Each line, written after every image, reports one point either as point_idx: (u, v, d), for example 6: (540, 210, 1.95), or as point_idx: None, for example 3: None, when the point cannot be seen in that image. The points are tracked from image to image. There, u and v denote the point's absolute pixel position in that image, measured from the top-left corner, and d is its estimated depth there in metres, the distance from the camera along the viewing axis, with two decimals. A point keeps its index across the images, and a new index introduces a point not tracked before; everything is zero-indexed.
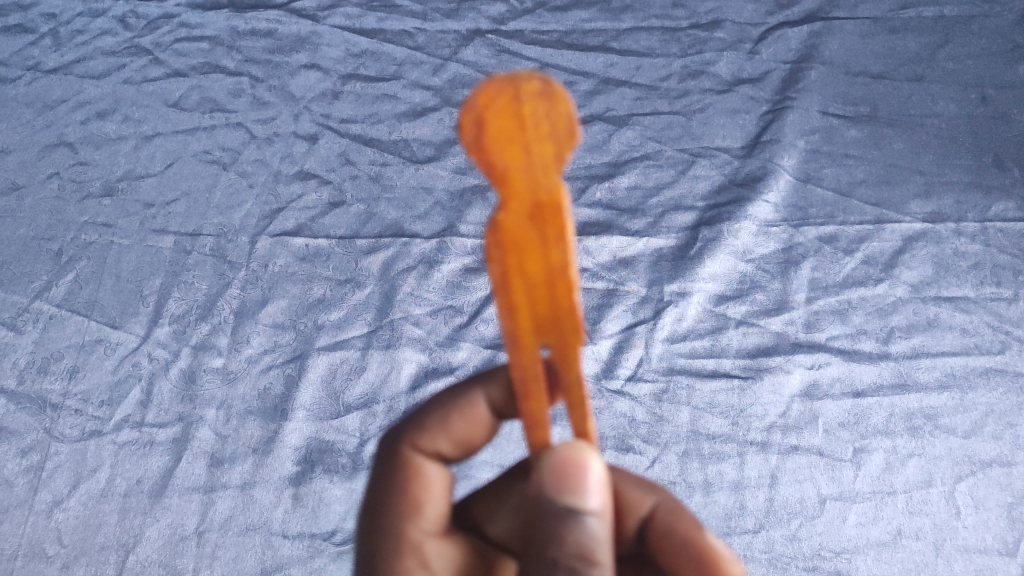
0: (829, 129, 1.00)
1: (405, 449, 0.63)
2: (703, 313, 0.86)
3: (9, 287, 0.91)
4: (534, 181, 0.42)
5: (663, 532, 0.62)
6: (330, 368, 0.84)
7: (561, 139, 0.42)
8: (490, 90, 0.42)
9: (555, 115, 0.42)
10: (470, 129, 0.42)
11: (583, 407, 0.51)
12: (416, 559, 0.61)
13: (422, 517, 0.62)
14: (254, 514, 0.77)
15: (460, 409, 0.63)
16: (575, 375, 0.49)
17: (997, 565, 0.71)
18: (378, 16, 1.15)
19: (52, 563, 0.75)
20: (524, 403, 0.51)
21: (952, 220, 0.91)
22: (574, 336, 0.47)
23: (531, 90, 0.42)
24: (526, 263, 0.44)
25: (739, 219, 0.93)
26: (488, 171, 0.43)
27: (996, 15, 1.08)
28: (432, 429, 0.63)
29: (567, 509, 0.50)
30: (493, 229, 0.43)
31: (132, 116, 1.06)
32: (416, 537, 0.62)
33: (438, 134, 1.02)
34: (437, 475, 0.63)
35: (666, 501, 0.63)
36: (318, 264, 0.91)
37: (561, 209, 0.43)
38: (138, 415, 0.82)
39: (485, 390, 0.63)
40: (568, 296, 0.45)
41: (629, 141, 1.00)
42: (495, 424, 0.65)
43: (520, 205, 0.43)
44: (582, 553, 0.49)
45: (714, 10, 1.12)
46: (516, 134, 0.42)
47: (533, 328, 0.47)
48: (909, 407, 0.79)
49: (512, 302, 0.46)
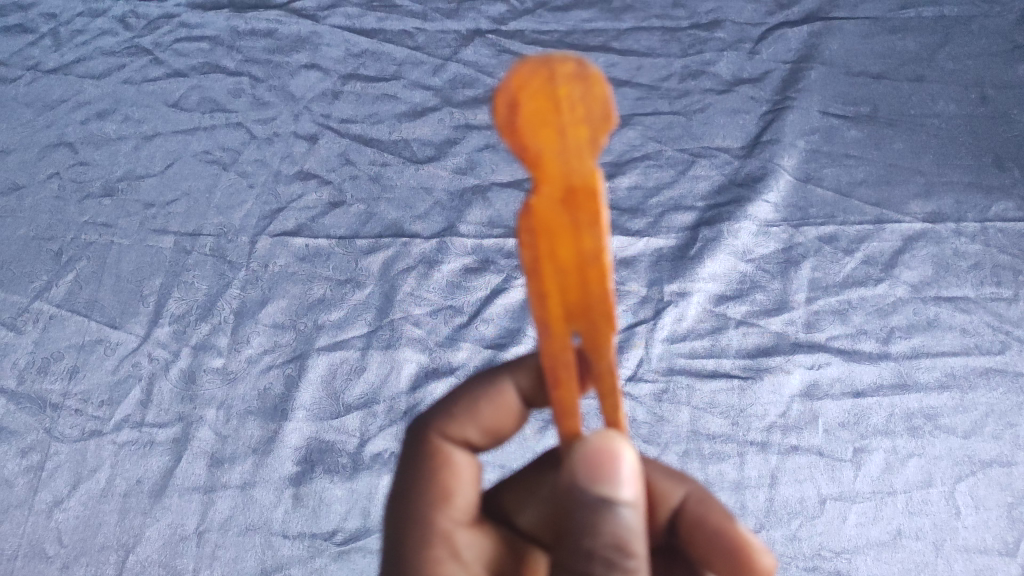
0: (829, 129, 1.00)
1: (434, 437, 0.63)
2: (703, 313, 0.86)
3: (9, 286, 0.91)
4: (567, 165, 0.42)
5: (694, 523, 0.62)
6: (330, 368, 0.84)
7: (596, 122, 0.42)
8: (523, 72, 0.41)
9: (590, 97, 0.42)
10: (503, 111, 0.42)
11: (613, 396, 0.51)
12: (445, 549, 0.60)
13: (451, 505, 0.62)
14: (254, 514, 0.77)
15: (488, 396, 0.64)
16: (606, 363, 0.49)
17: (997, 565, 0.71)
18: (378, 16, 1.15)
19: (52, 563, 0.75)
20: (554, 391, 0.51)
21: (952, 220, 0.91)
22: (606, 324, 0.46)
23: (566, 72, 0.41)
24: (558, 249, 0.44)
25: (740, 220, 0.93)
26: (521, 154, 0.43)
27: (996, 15, 1.08)
28: (462, 417, 0.64)
29: (600, 499, 0.50)
30: (524, 213, 0.43)
31: (132, 116, 1.05)
32: (446, 527, 0.61)
33: (438, 134, 1.02)
34: (466, 463, 0.63)
35: (695, 491, 0.63)
36: (318, 264, 0.91)
37: (595, 193, 0.42)
38: (138, 415, 0.82)
39: (514, 377, 0.65)
40: (600, 282, 0.45)
41: (629, 141, 1.00)
42: (523, 413, 0.66)
43: (553, 188, 0.43)
44: (617, 543, 0.48)
45: (714, 10, 1.12)
46: (550, 117, 0.42)
47: (564, 315, 0.47)
48: (909, 406, 0.79)
49: (543, 287, 0.46)
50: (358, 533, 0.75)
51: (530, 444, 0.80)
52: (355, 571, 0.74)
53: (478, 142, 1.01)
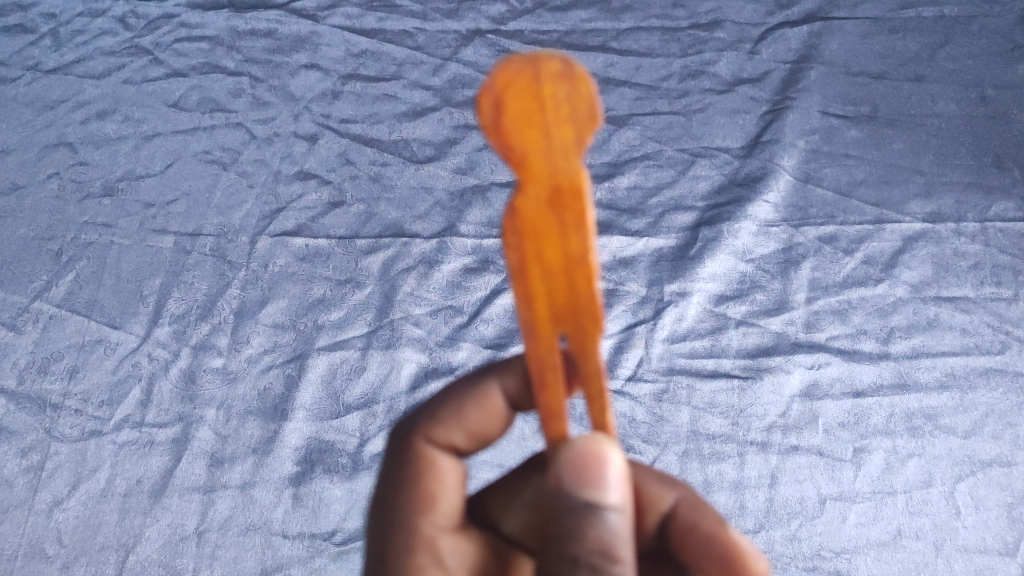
0: (829, 129, 1.00)
1: (418, 441, 0.63)
2: (703, 313, 0.86)
3: (9, 286, 0.91)
4: (553, 164, 0.42)
5: (686, 529, 0.62)
6: (330, 368, 0.84)
7: (582, 121, 0.42)
8: (508, 71, 0.42)
9: (576, 96, 0.42)
10: (489, 109, 0.43)
11: (601, 399, 0.50)
12: (429, 555, 0.61)
13: (435, 511, 0.62)
14: (254, 514, 0.77)
15: (475, 400, 0.64)
16: (593, 366, 0.48)
17: (997, 565, 0.71)
18: (378, 16, 1.15)
19: (52, 563, 0.75)
20: (542, 395, 0.51)
21: (952, 220, 0.91)
22: (592, 327, 0.46)
23: (551, 71, 0.42)
24: (544, 250, 0.44)
25: (739, 219, 0.93)
26: (506, 153, 0.43)
27: (995, 15, 1.08)
28: (447, 421, 0.64)
29: (586, 505, 0.49)
30: (510, 214, 0.43)
31: (132, 116, 1.06)
32: (430, 533, 0.61)
33: (438, 134, 1.02)
34: (450, 467, 0.63)
35: (688, 496, 0.63)
36: (318, 264, 0.91)
37: (581, 193, 0.42)
38: (138, 415, 0.82)
39: (500, 380, 0.64)
40: (588, 284, 0.45)
41: (629, 141, 1.00)
42: (509, 416, 0.65)
43: (539, 188, 0.43)
44: (603, 549, 0.48)
45: (714, 10, 1.12)
46: (535, 116, 0.42)
47: (550, 317, 0.46)
48: (909, 407, 0.79)
49: (530, 290, 0.45)
50: (356, 533, 0.75)
51: (526, 442, 0.80)
52: (354, 571, 0.74)
53: (478, 142, 1.01)
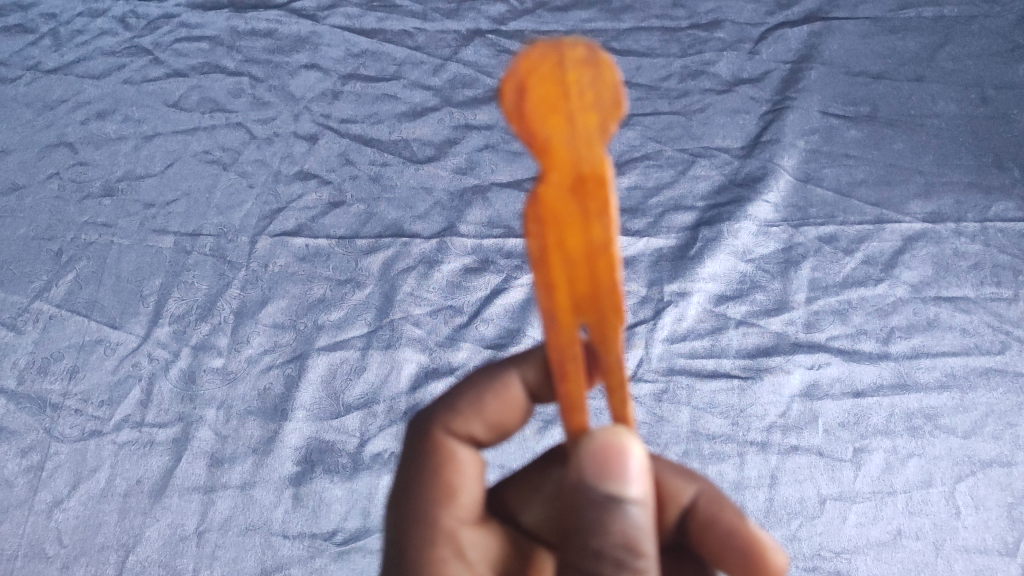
0: (829, 129, 1.00)
1: (437, 432, 0.63)
2: (703, 313, 0.86)
3: (10, 286, 0.91)
4: (576, 152, 0.42)
5: (706, 523, 0.62)
6: (330, 368, 0.84)
7: (606, 109, 0.42)
8: (533, 56, 0.42)
9: (600, 83, 0.42)
10: (512, 96, 0.42)
11: (622, 391, 0.51)
12: (450, 548, 0.60)
13: (456, 503, 0.62)
14: (254, 514, 0.77)
15: (494, 391, 0.64)
16: (614, 357, 0.48)
17: (997, 565, 0.71)
18: (378, 16, 1.15)
19: (52, 563, 0.75)
20: (561, 385, 0.51)
21: (952, 220, 0.91)
22: (614, 316, 0.46)
23: (576, 57, 0.42)
24: (566, 238, 0.44)
25: (739, 220, 0.93)
26: (529, 140, 0.43)
27: (996, 15, 1.08)
28: (466, 411, 0.64)
29: (609, 498, 0.49)
30: (532, 201, 0.43)
31: (133, 117, 1.06)
32: (450, 525, 0.61)
33: (438, 134, 1.02)
34: (469, 459, 0.63)
35: (707, 490, 0.63)
36: (318, 264, 0.91)
37: (604, 181, 0.42)
38: (138, 415, 0.82)
39: (520, 371, 0.65)
40: (609, 273, 0.45)
41: (629, 141, 1.00)
42: (528, 408, 0.66)
43: (561, 175, 0.43)
44: (627, 542, 0.49)
45: (714, 10, 1.12)
46: (559, 102, 0.42)
47: (571, 307, 0.46)
48: (909, 406, 0.79)
49: (551, 279, 0.45)
50: (357, 533, 0.76)
51: (529, 443, 0.80)
52: (355, 572, 0.74)
53: (478, 142, 1.01)
